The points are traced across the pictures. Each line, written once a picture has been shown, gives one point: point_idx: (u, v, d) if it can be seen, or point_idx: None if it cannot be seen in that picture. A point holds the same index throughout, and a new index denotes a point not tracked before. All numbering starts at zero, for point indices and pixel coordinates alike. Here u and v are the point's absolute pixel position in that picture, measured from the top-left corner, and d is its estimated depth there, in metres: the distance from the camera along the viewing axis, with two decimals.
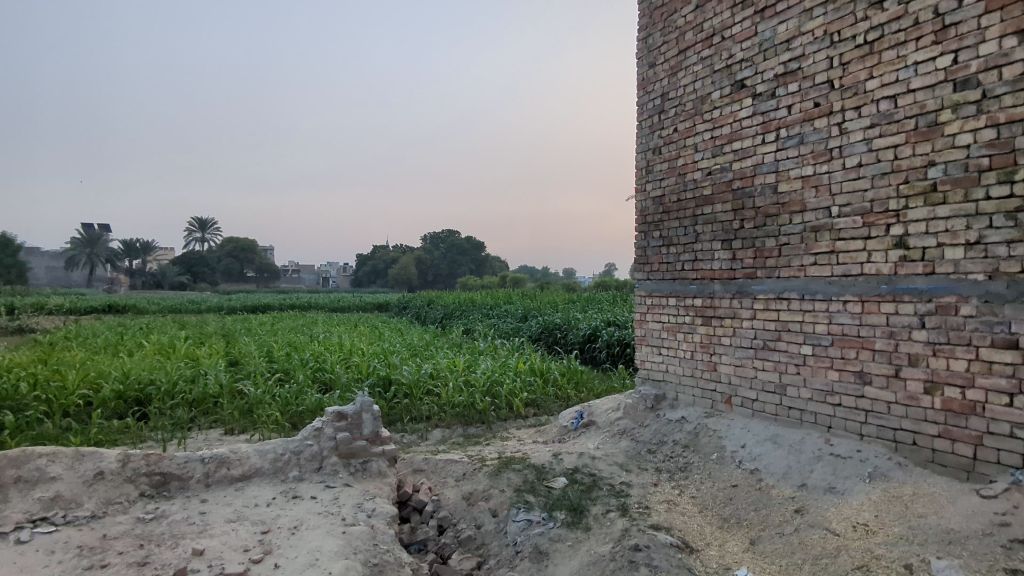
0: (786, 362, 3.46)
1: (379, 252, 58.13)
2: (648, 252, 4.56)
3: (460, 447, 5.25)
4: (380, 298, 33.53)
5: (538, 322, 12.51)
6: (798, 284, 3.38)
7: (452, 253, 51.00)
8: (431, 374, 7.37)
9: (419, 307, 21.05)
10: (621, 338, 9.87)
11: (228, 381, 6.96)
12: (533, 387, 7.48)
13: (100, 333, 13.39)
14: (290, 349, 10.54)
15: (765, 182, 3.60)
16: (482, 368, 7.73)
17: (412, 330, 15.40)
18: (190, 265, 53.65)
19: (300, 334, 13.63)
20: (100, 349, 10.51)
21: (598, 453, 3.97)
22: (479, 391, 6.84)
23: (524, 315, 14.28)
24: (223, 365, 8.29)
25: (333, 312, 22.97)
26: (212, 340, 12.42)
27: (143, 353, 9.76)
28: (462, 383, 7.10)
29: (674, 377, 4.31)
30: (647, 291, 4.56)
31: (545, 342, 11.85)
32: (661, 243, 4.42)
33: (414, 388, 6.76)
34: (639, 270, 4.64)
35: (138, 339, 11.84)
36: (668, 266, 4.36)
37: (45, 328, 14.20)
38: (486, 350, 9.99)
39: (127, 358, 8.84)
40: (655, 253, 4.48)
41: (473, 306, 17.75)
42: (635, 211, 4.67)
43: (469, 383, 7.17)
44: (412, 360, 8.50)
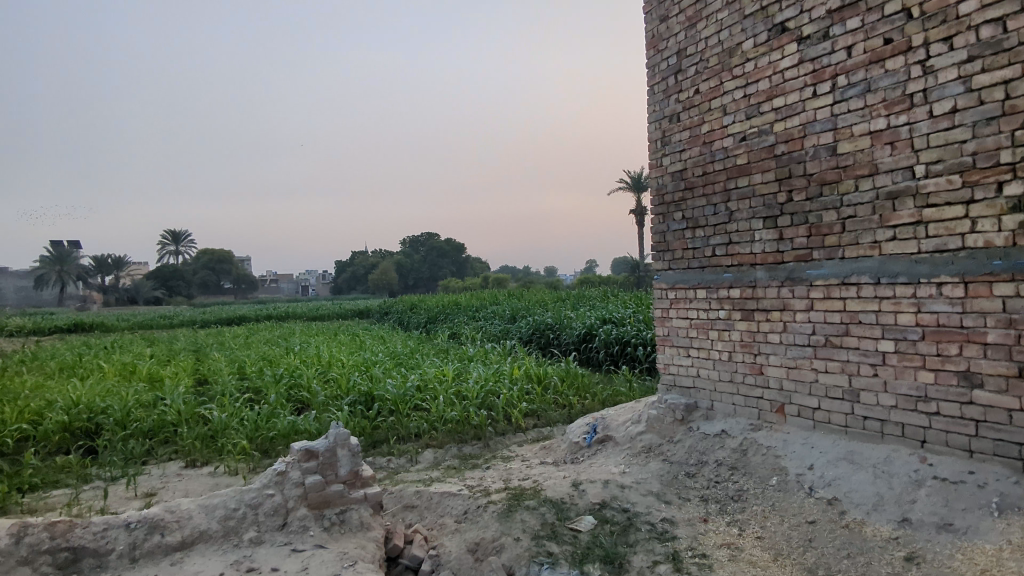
0: (858, 362, 2.82)
1: (358, 258, 57.11)
2: (669, 237, 3.92)
3: (457, 472, 4.56)
4: (361, 304, 32.63)
5: (528, 323, 11.84)
6: (872, 265, 2.74)
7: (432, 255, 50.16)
8: (419, 386, 6.66)
9: (401, 312, 20.27)
10: (620, 337, 9.22)
11: (189, 405, 6.16)
12: (531, 395, 6.81)
13: (56, 355, 12.41)
14: (263, 365, 9.72)
15: (819, 143, 2.97)
16: (473, 377, 7.03)
17: (395, 337, 14.64)
18: (163, 279, 52.12)
19: (276, 347, 12.78)
20: (52, 374, 9.58)
21: (626, 480, 3.31)
22: (472, 404, 6.14)
23: (512, 316, 13.60)
24: (186, 386, 7.48)
25: (311, 321, 22.08)
26: (180, 357, 11.54)
27: (100, 376, 8.89)
28: (454, 395, 6.40)
29: (708, 383, 3.67)
30: (669, 283, 3.92)
31: (537, 344, 11.18)
32: (685, 226, 3.77)
33: (400, 405, 6.04)
34: (658, 259, 3.99)
35: (97, 360, 10.91)
36: (694, 252, 3.73)
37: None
38: (476, 356, 9.30)
39: (79, 383, 7.97)
40: (678, 238, 3.84)
41: (457, 309, 17.02)
42: (650, 190, 4.02)
43: (461, 395, 6.47)
44: (397, 371, 7.78)
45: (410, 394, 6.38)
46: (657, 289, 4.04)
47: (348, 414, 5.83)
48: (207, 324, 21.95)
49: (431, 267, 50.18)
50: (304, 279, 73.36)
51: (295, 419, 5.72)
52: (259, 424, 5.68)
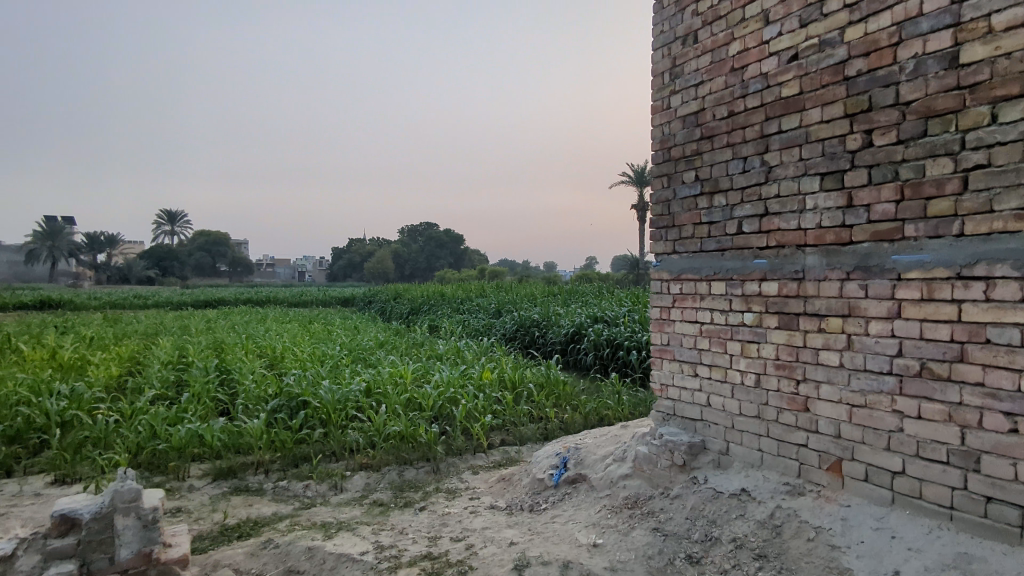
0: (980, 407, 1.73)
1: (354, 246, 55.96)
2: (676, 209, 2.83)
3: (381, 513, 3.46)
4: (349, 291, 31.53)
5: (513, 318, 10.76)
6: (1016, 248, 1.65)
7: (430, 246, 49.09)
8: (365, 390, 5.58)
9: (385, 302, 19.17)
10: (611, 338, 8.13)
11: (78, 402, 5.06)
12: (499, 405, 5.73)
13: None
14: (207, 353, 8.60)
15: (925, 51, 1.86)
16: (434, 381, 5.92)
17: (370, 327, 13.54)
18: (152, 258, 50.89)
19: (236, 333, 11.64)
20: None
21: (595, 565, 2.22)
22: (424, 415, 5.07)
23: (496, 311, 12.49)
24: (98, 377, 6.37)
25: (290, 307, 20.90)
26: (124, 341, 10.41)
27: (13, 359, 7.74)
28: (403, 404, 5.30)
29: (723, 417, 2.59)
30: (674, 272, 2.84)
31: (521, 342, 10.08)
32: (700, 190, 2.69)
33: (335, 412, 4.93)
34: (662, 238, 2.91)
35: (25, 340, 9.74)
36: (710, 228, 2.64)
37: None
38: (447, 353, 8.21)
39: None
40: (687, 208, 2.76)
41: (442, 300, 15.89)
42: (654, 144, 2.94)
43: (414, 403, 5.38)
44: (349, 369, 6.67)
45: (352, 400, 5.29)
46: (657, 280, 2.96)
47: (267, 422, 4.73)
48: (183, 306, 20.80)
49: (427, 258, 49.01)
50: (299, 264, 72.10)
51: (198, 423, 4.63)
52: (154, 428, 4.58)
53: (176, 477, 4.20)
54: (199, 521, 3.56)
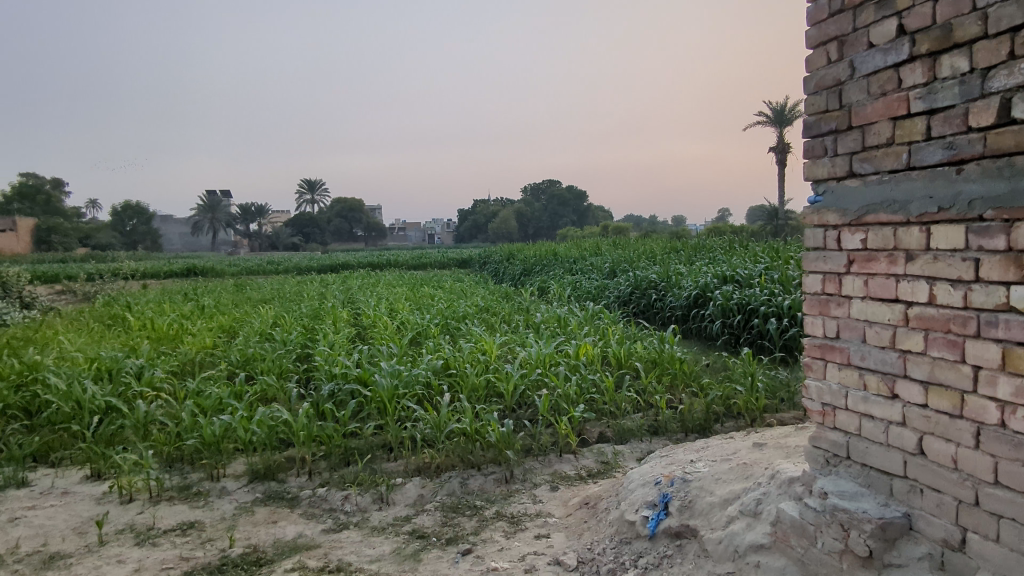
0: None
1: (478, 207, 56.17)
2: (874, 93, 1.95)
3: (412, 555, 2.59)
4: (470, 252, 31.25)
5: (626, 279, 9.53)
6: None
7: (552, 204, 47.92)
8: (437, 372, 4.78)
9: (498, 264, 18.39)
10: (744, 303, 6.76)
11: (125, 389, 4.66)
12: (597, 394, 4.62)
13: (111, 307, 11.62)
14: (297, 322, 8.24)
15: None
16: (518, 359, 4.99)
17: (476, 290, 12.84)
18: (293, 226, 54.20)
19: (339, 299, 11.34)
20: (75, 329, 8.64)
21: None
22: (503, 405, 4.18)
23: (610, 271, 11.25)
24: (172, 356, 6.08)
25: (406, 270, 20.79)
26: (228, 310, 10.37)
27: (110, 335, 7.74)
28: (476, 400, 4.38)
29: (953, 484, 1.71)
30: (861, 209, 2.00)
31: (636, 307, 8.86)
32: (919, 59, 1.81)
33: (391, 400, 4.10)
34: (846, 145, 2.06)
35: (139, 313, 9.95)
36: (944, 118, 1.75)
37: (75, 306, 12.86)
38: (546, 321, 7.23)
39: (67, 343, 6.78)
40: (891, 92, 1.89)
41: (555, 259, 14.82)
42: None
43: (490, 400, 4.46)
44: (432, 343, 5.92)
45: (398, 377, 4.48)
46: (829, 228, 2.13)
47: (309, 416, 3.99)
48: (310, 272, 21.40)
49: (550, 216, 47.84)
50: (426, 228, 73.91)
51: (233, 413, 4.10)
52: (195, 418, 4.10)
53: (209, 478, 3.68)
54: (204, 548, 2.89)
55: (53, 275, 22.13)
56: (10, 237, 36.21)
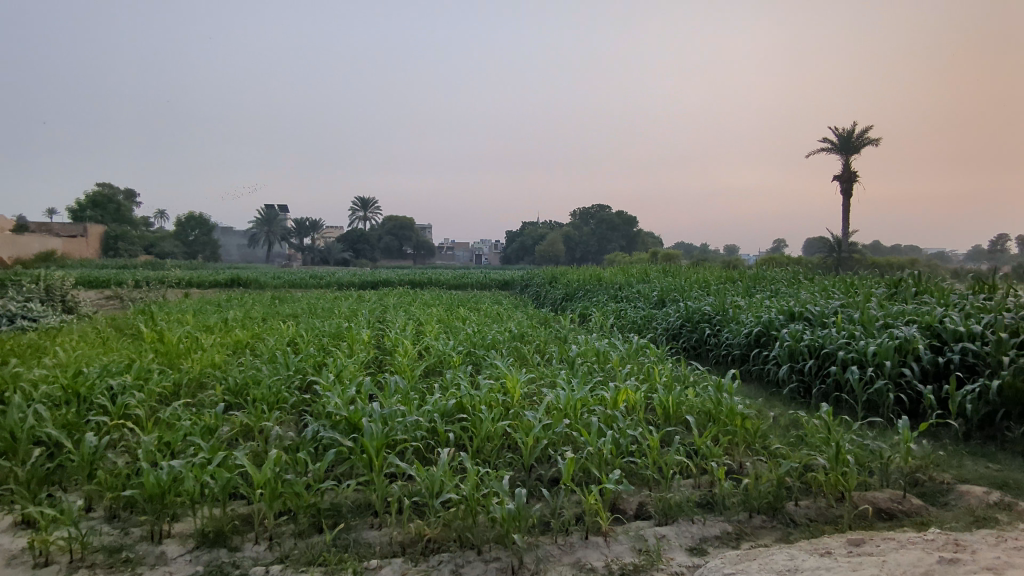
0: None
1: (527, 229, 55.64)
2: None
3: None
4: (516, 273, 30.51)
5: (676, 310, 8.64)
6: None
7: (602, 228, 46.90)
8: (445, 416, 4.04)
9: (541, 286, 17.60)
10: (818, 346, 5.87)
11: (86, 418, 4.04)
12: (637, 455, 3.78)
13: (138, 316, 11.32)
14: (313, 341, 7.62)
15: None
16: (543, 403, 4.18)
17: (513, 314, 12.03)
18: (343, 241, 54.75)
19: (367, 316, 10.73)
20: (86, 338, 8.22)
21: None
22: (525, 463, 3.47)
23: (658, 300, 10.30)
24: (163, 375, 5.49)
25: (447, 290, 20.15)
26: (249, 324, 9.86)
27: (115, 346, 7.26)
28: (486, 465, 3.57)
29: None
30: None
31: (686, 343, 7.94)
32: None
33: (378, 451, 3.30)
34: None
35: (157, 322, 9.52)
36: None
37: (106, 313, 12.68)
38: (585, 354, 6.38)
39: (60, 352, 6.29)
40: None
41: (600, 284, 13.91)
42: None
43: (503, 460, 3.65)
44: (450, 375, 5.16)
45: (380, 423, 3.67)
46: None
47: (278, 465, 3.24)
48: (352, 287, 21.00)
49: (599, 240, 46.80)
50: (473, 248, 73.79)
51: (191, 458, 3.40)
52: (150, 458, 3.43)
53: (147, 539, 2.97)
54: None
55: (104, 280, 22.49)
56: (76, 243, 37.59)
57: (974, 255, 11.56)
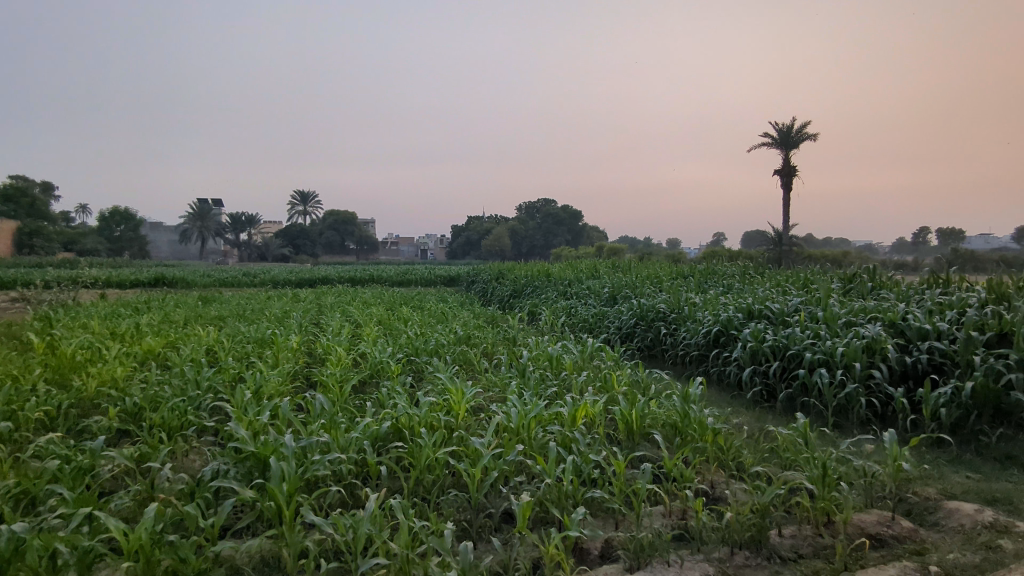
0: None
1: (472, 224, 55.01)
2: None
3: None
4: (462, 268, 29.86)
5: (629, 308, 8.25)
6: None
7: (547, 223, 46.64)
8: (378, 443, 3.45)
9: (486, 283, 17.02)
10: (781, 346, 5.55)
11: None
12: (601, 483, 3.28)
13: (37, 321, 10.09)
14: (233, 348, 6.81)
15: None
16: (492, 424, 3.63)
17: (459, 313, 11.43)
18: (281, 236, 52.71)
19: (299, 318, 9.90)
20: None
21: None
22: (475, 500, 2.97)
23: (609, 296, 9.89)
24: (45, 396, 4.65)
25: (390, 287, 19.31)
26: (165, 328, 8.89)
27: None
28: (426, 508, 2.98)
29: None
30: None
31: (640, 343, 7.56)
32: None
33: (290, 497, 2.66)
34: None
35: (56, 329, 8.44)
36: None
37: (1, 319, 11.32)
38: (537, 358, 5.87)
39: None
40: None
41: (547, 281, 13.47)
42: None
43: (445, 499, 3.08)
44: (386, 390, 4.55)
45: (295, 459, 3.03)
46: None
47: (158, 520, 2.57)
48: (287, 285, 19.89)
49: (544, 235, 46.55)
50: (418, 242, 72.49)
51: (46, 515, 2.68)
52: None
53: None
54: None
55: (10, 280, 20.59)
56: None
57: (913, 248, 11.64)
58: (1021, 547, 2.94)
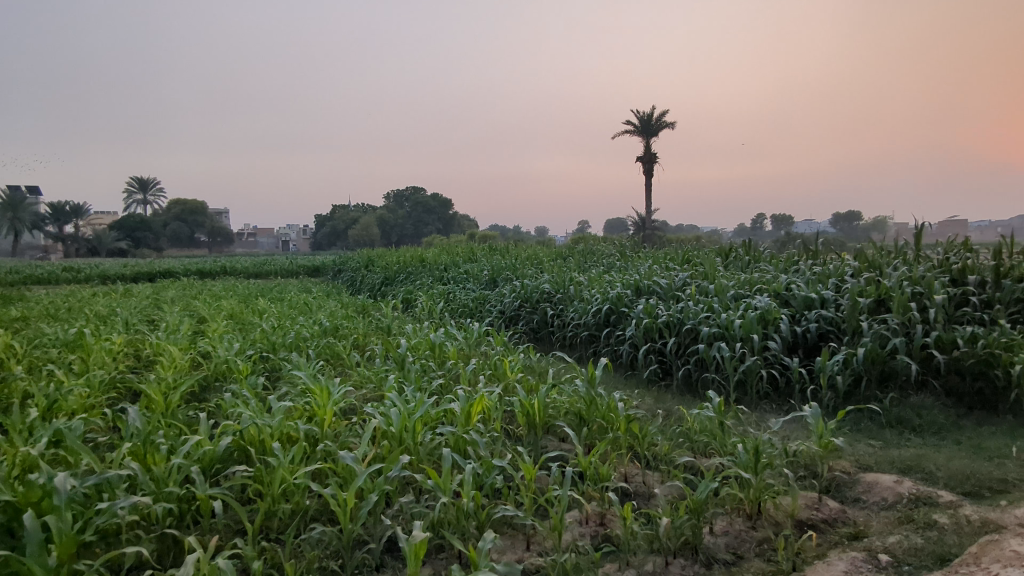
0: None
1: (337, 212, 52.40)
2: None
3: None
4: (327, 258, 28.04)
5: (511, 290, 7.75)
6: None
7: (417, 211, 45.46)
8: (212, 467, 2.60)
9: (354, 272, 15.86)
10: (676, 321, 5.28)
11: None
12: (506, 493, 2.67)
13: None
14: (29, 353, 5.40)
15: None
16: (367, 429, 2.83)
17: (325, 304, 10.32)
18: (117, 227, 46.93)
19: (129, 316, 8.35)
20: None
21: None
22: (349, 535, 2.26)
23: (489, 280, 9.33)
24: None
25: (244, 280, 17.43)
26: None
27: None
28: (278, 557, 2.19)
29: None
30: None
31: (525, 326, 7.08)
32: None
33: (60, 567, 1.78)
34: None
35: None
36: None
37: None
38: (417, 347, 5.16)
39: None
40: None
41: (421, 267, 12.69)
42: None
43: (306, 538, 2.31)
44: (228, 396, 3.63)
45: (79, 507, 2.11)
46: None
47: None
48: (118, 280, 17.34)
49: (414, 223, 45.29)
50: (280, 232, 67.95)
51: None
52: None
53: None
54: None
55: None
56: None
57: (747, 233, 12.40)
58: (958, 522, 2.72)
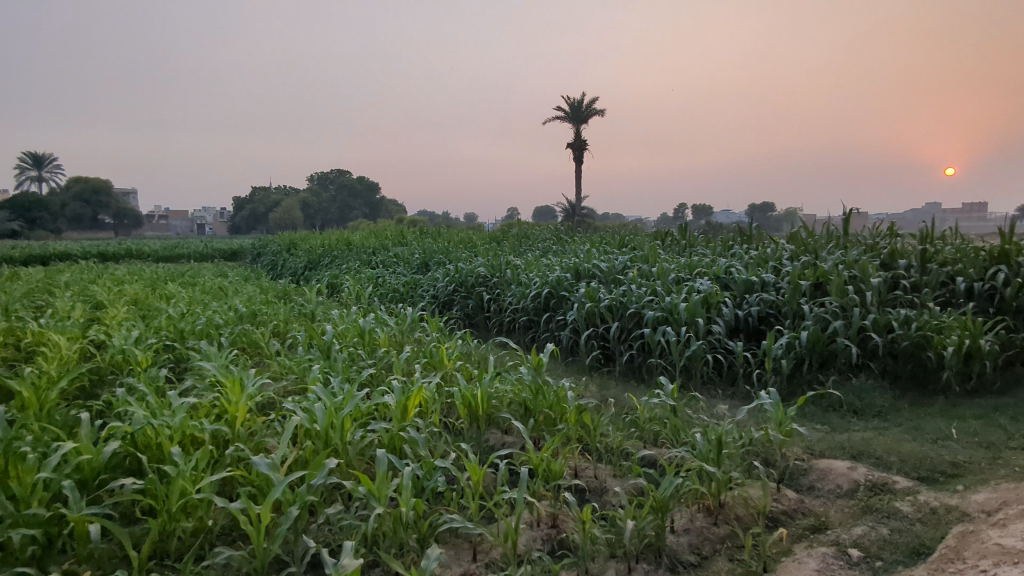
0: None
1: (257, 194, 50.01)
2: None
3: None
4: (245, 241, 26.58)
5: (445, 273, 7.39)
6: None
7: (343, 194, 43.97)
8: (91, 480, 2.15)
9: (274, 255, 14.99)
10: (619, 305, 5.09)
11: None
12: (450, 496, 2.36)
13: None
14: None
15: None
16: (288, 426, 2.44)
17: (242, 288, 9.59)
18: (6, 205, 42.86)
19: (11, 301, 7.40)
20: None
21: None
22: (263, 558, 1.89)
23: (420, 263, 8.92)
24: None
25: (152, 263, 16.16)
26: None
27: None
28: None
29: None
30: None
31: (459, 311, 6.74)
32: None
33: None
34: None
35: None
36: None
37: None
38: (345, 334, 4.74)
39: None
40: None
41: (347, 250, 12.07)
42: None
43: (212, 564, 1.91)
44: (120, 392, 3.12)
45: None
46: None
47: None
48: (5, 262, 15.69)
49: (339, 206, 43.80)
50: (194, 215, 64.26)
51: None
52: None
53: None
54: None
55: None
56: None
57: (676, 220, 12.53)
58: (919, 509, 2.63)
